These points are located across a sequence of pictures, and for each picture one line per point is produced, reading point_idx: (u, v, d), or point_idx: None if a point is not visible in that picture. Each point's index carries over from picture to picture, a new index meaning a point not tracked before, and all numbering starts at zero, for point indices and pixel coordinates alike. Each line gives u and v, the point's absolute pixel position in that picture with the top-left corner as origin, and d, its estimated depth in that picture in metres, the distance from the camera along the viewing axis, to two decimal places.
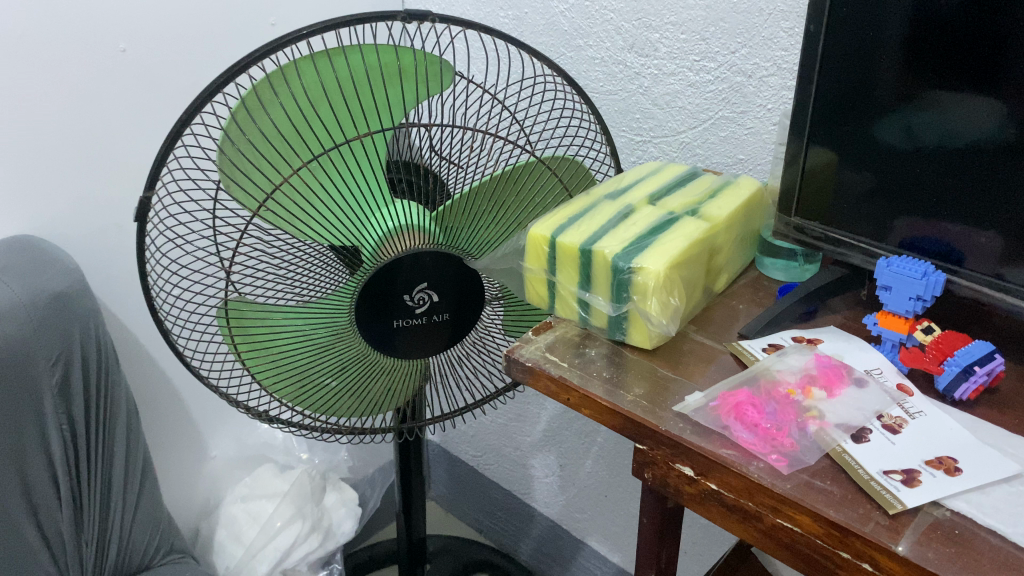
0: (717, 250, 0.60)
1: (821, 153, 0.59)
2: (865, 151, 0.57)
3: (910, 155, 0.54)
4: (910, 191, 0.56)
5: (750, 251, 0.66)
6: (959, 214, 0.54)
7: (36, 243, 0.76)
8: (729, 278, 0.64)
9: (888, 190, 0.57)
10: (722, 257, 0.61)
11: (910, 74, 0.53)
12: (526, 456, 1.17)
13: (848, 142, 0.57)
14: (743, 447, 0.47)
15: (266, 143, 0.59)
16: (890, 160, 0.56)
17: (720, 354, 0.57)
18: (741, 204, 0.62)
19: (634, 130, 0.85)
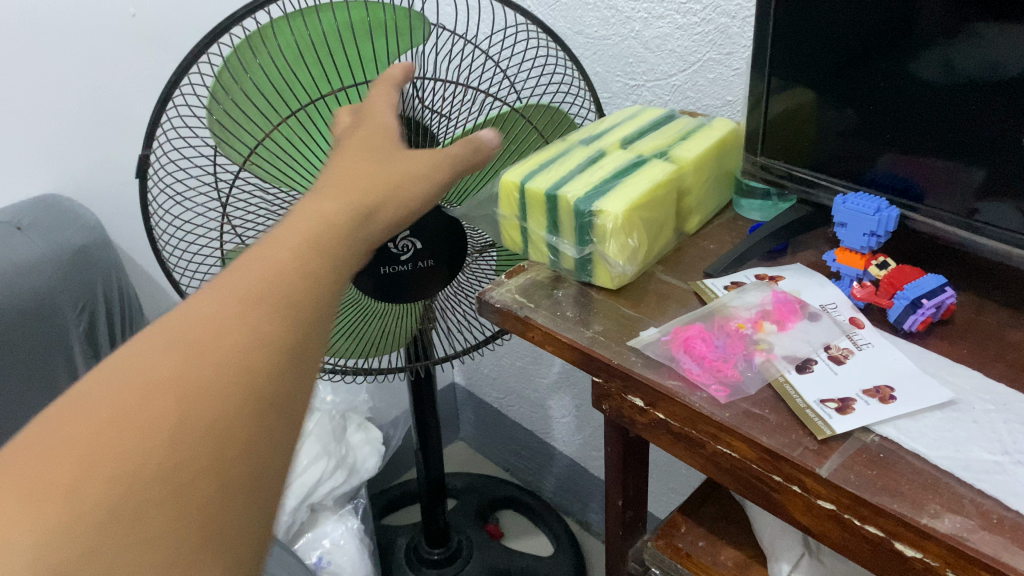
0: (686, 192, 0.62)
1: (803, 92, 0.59)
2: (861, 92, 0.56)
3: (943, 91, 0.52)
4: (906, 128, 0.55)
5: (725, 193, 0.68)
6: (948, 151, 0.53)
7: (60, 201, 0.82)
8: (702, 221, 0.66)
9: (866, 129, 0.57)
10: (692, 198, 0.63)
11: (951, 6, 0.49)
12: (545, 398, 1.21)
13: (841, 82, 0.56)
14: (689, 379, 0.50)
15: (253, 102, 0.62)
16: (886, 101, 0.55)
17: (685, 293, 0.59)
18: (712, 146, 0.63)
19: (628, 75, 0.86)
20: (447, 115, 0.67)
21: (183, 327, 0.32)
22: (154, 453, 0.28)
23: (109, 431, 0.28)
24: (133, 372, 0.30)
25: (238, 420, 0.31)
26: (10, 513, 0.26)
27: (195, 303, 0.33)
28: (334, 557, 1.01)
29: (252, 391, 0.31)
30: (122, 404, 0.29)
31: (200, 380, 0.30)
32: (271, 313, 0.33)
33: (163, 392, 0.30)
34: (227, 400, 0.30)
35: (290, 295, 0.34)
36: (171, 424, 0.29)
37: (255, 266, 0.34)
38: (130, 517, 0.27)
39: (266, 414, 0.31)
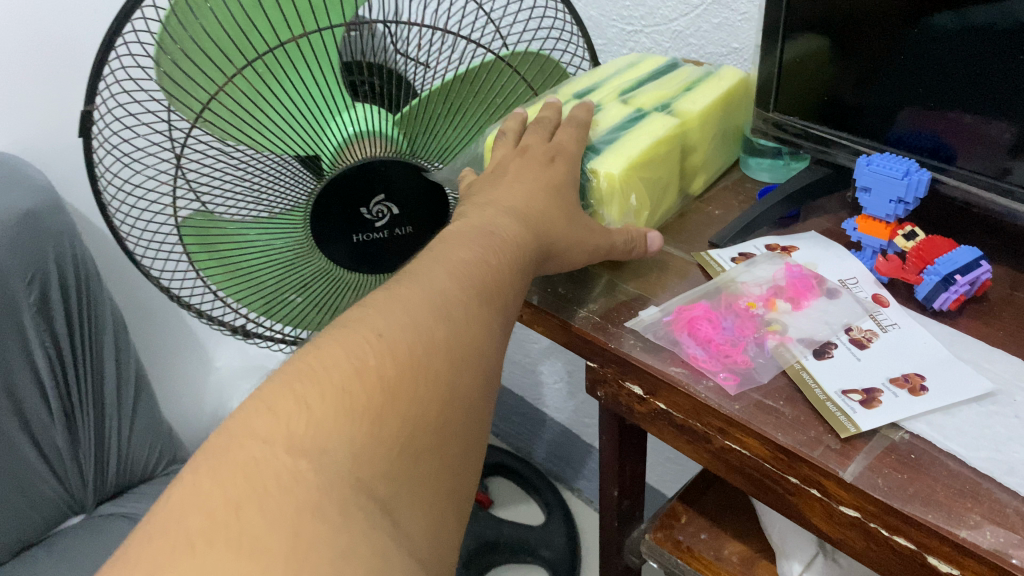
0: (692, 149, 0.56)
1: (814, 42, 0.53)
2: (870, 43, 0.50)
3: (955, 40, 0.46)
4: (923, 82, 0.49)
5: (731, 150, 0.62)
6: (973, 106, 0.47)
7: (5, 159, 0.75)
8: (707, 181, 0.60)
9: (883, 83, 0.51)
10: (698, 155, 0.56)
11: None
12: (536, 363, 1.16)
13: (847, 31, 0.51)
14: (694, 365, 0.44)
15: (205, 52, 0.55)
16: (897, 52, 0.49)
17: (687, 265, 0.53)
18: (720, 97, 0.57)
19: (625, 19, 0.79)
20: (424, 62, 0.61)
21: (432, 298, 0.37)
22: (430, 403, 0.34)
23: (403, 378, 0.33)
24: (404, 327, 0.35)
25: (475, 394, 0.36)
26: (330, 427, 0.31)
27: (434, 278, 0.39)
28: None
29: (483, 372, 0.37)
30: (404, 353, 0.34)
31: (456, 351, 0.36)
32: (482, 307, 0.39)
33: (434, 355, 0.35)
34: (471, 373, 0.36)
35: (497, 297, 0.40)
36: (443, 385, 0.34)
37: (472, 266, 0.40)
38: (414, 451, 0.32)
39: (487, 391, 0.38)
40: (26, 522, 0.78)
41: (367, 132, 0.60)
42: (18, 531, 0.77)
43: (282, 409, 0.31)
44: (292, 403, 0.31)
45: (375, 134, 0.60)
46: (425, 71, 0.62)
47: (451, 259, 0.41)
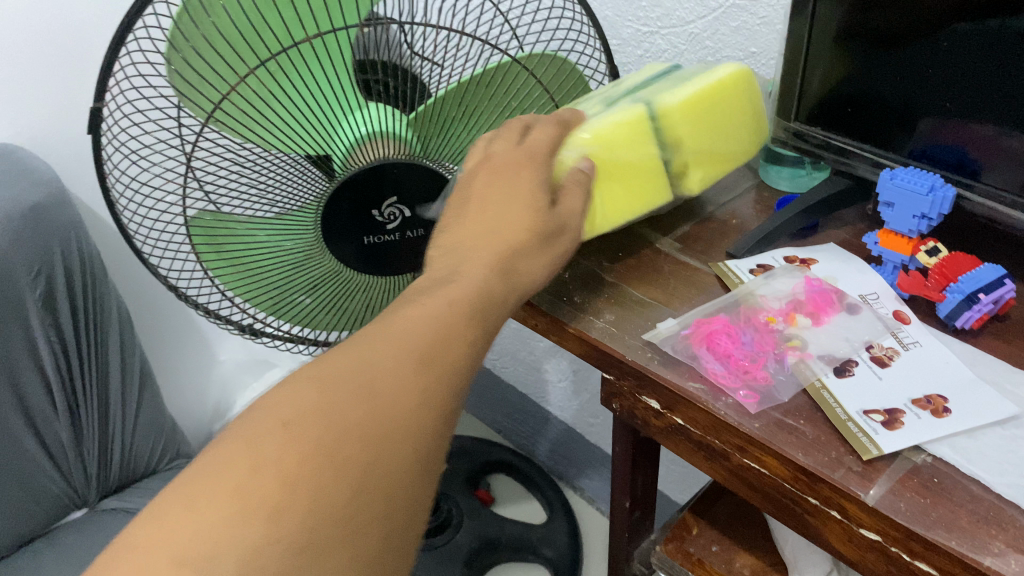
0: (676, 142, 0.52)
1: (831, 54, 0.52)
2: (886, 53, 0.50)
3: (968, 47, 0.46)
4: (938, 93, 0.48)
5: (744, 151, 0.58)
6: (990, 117, 0.47)
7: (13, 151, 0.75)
8: (707, 178, 0.56)
9: (901, 94, 0.50)
10: (687, 148, 0.53)
11: None
12: (540, 361, 1.16)
13: (863, 42, 0.50)
14: (713, 381, 0.44)
15: (219, 49, 0.54)
16: (911, 61, 0.49)
17: (705, 275, 0.52)
18: (714, 86, 0.53)
19: (640, 20, 0.78)
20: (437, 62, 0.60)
21: (361, 370, 0.35)
22: (338, 493, 0.32)
23: (308, 466, 0.32)
24: (317, 410, 0.33)
25: (406, 473, 0.34)
26: (218, 533, 0.30)
27: (370, 345, 0.37)
28: None
29: (419, 448, 0.35)
30: (317, 438, 0.33)
31: (379, 431, 0.34)
32: (428, 371, 0.37)
33: (347, 442, 0.33)
34: (396, 453, 0.34)
35: (447, 361, 0.37)
36: (353, 476, 0.32)
37: (423, 329, 0.38)
38: (316, 549, 0.31)
39: (426, 467, 0.36)
40: (28, 517, 0.77)
41: (380, 132, 0.59)
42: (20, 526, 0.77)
43: (170, 513, 0.30)
44: (177, 508, 0.30)
45: (388, 135, 0.59)
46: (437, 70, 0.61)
47: (400, 316, 0.39)
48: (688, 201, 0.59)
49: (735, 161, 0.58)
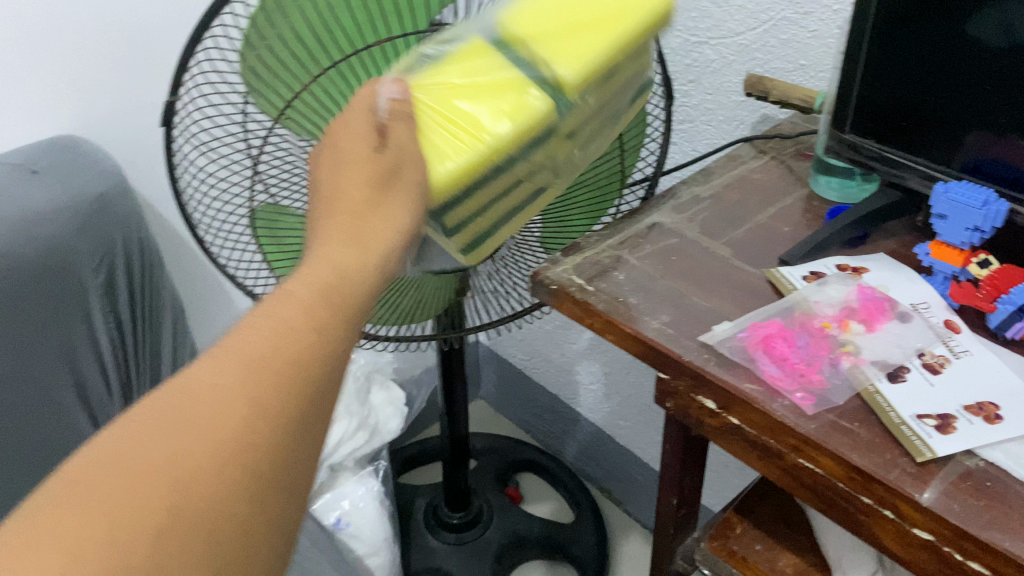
0: (527, 42, 0.45)
1: (872, 70, 0.54)
2: (925, 67, 0.52)
3: (1004, 56, 0.48)
4: (978, 103, 0.50)
5: (619, 34, 0.47)
6: None
7: (78, 143, 0.77)
8: (580, 70, 0.45)
9: (943, 106, 0.52)
10: (520, 45, 0.46)
11: None
12: (572, 363, 1.18)
13: (902, 56, 0.52)
14: (770, 383, 0.45)
15: (292, 48, 0.56)
16: (949, 72, 0.51)
17: (758, 280, 0.54)
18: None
19: (690, 30, 0.79)
20: None
21: (177, 398, 0.32)
22: (137, 538, 0.28)
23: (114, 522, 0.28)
24: (126, 449, 0.30)
25: (235, 504, 0.31)
26: None
27: (192, 372, 0.33)
28: (353, 518, 0.98)
29: (245, 484, 0.32)
30: (124, 491, 0.29)
31: (194, 462, 0.31)
32: (276, 386, 0.33)
33: (151, 483, 0.30)
34: (214, 483, 0.31)
35: (292, 376, 0.34)
36: (155, 521, 0.29)
37: (257, 338, 0.34)
38: None
39: (262, 496, 0.32)
40: None
41: None
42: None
43: None
44: None
45: None
46: None
47: (252, 318, 0.35)
48: (738, 208, 0.61)
49: (606, 55, 0.46)
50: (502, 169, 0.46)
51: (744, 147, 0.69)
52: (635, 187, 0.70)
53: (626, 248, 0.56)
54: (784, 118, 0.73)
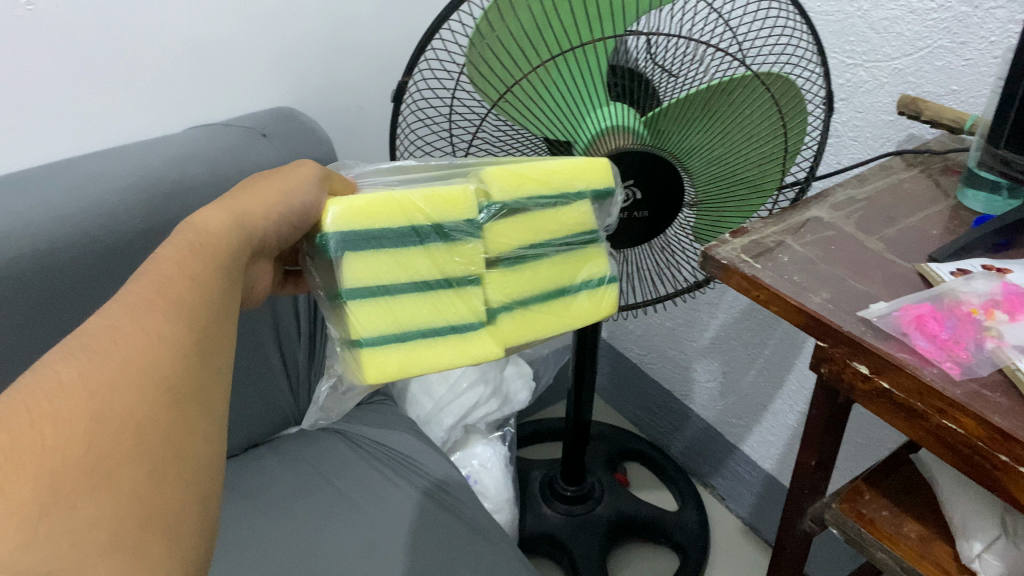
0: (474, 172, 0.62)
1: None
2: None
3: None
4: None
5: (564, 181, 0.63)
6: None
7: (293, 115, 0.92)
8: (508, 183, 0.61)
9: None
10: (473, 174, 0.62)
11: None
12: (690, 360, 1.25)
13: None
14: (921, 354, 0.52)
15: (514, 43, 0.65)
16: None
17: (909, 272, 0.60)
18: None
19: (846, 53, 0.86)
20: (672, 73, 0.69)
21: (73, 350, 0.37)
22: (76, 427, 0.33)
23: (105, 409, 0.34)
24: (35, 387, 0.34)
25: (154, 409, 0.36)
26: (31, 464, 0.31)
27: (88, 324, 0.39)
28: (481, 477, 1.10)
29: (193, 371, 0.39)
30: (54, 397, 0.33)
31: (107, 376, 0.35)
32: (164, 315, 0.40)
33: (71, 394, 0.34)
34: (141, 388, 0.36)
35: (161, 322, 0.39)
36: (86, 414, 0.33)
37: (129, 301, 0.41)
38: (151, 459, 0.34)
39: (179, 406, 0.37)
40: (260, 420, 0.98)
41: (618, 126, 0.70)
42: (256, 427, 0.98)
43: None
44: None
45: (625, 129, 0.70)
46: (671, 80, 0.70)
47: (117, 299, 0.41)
48: (890, 211, 0.68)
49: (540, 179, 0.62)
50: (400, 222, 0.59)
51: (895, 160, 0.76)
52: (788, 189, 0.77)
53: (789, 235, 0.65)
54: (934, 138, 0.79)
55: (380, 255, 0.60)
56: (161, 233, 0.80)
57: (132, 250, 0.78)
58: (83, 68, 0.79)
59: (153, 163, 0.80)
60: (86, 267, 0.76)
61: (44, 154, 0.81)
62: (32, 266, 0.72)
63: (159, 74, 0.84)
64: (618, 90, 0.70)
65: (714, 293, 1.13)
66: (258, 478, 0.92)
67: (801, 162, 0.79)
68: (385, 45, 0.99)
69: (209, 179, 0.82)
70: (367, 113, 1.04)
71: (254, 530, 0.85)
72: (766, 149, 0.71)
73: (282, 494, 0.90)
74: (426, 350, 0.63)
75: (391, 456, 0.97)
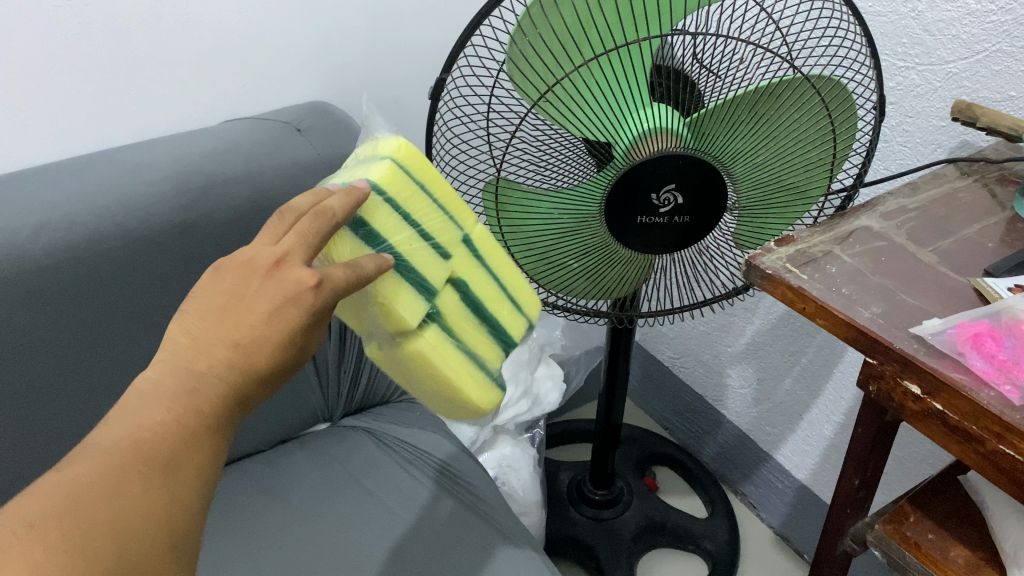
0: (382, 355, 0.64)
1: None
2: None
3: None
4: None
5: None
6: None
7: (331, 109, 0.91)
8: None
9: None
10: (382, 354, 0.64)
11: None
12: (724, 365, 1.23)
13: None
14: (977, 375, 0.50)
15: (556, 40, 0.63)
16: None
17: (963, 287, 0.58)
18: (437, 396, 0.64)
19: (898, 55, 0.83)
20: (716, 74, 0.67)
21: (106, 472, 0.41)
22: (100, 553, 0.38)
23: (128, 542, 0.40)
24: (68, 514, 0.38)
25: (162, 541, 0.41)
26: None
27: (137, 428, 0.43)
28: (509, 479, 1.08)
29: (201, 499, 0.44)
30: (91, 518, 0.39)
31: (136, 501, 0.41)
32: (204, 436, 0.45)
33: (96, 537, 0.39)
34: (160, 518, 0.41)
35: (183, 451, 0.43)
36: (108, 561, 0.39)
37: (160, 412, 0.43)
38: None
39: (182, 533, 0.43)
40: (287, 414, 0.97)
41: (661, 127, 0.66)
42: (282, 422, 0.98)
43: None
44: None
45: (667, 131, 0.66)
46: (714, 81, 0.68)
47: (172, 387, 0.45)
48: (944, 222, 0.65)
49: None
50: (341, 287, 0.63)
51: (948, 169, 0.73)
52: (835, 196, 0.75)
53: (838, 245, 0.62)
54: (989, 145, 0.76)
55: None
56: (190, 227, 0.79)
57: (164, 243, 0.78)
58: (120, 59, 0.78)
59: (186, 154, 0.80)
60: (118, 260, 0.76)
61: (81, 145, 0.81)
62: (65, 257, 0.72)
63: (194, 67, 0.83)
64: (661, 92, 0.67)
65: (751, 299, 1.11)
66: (285, 476, 0.92)
67: (850, 168, 0.76)
68: (423, 40, 0.98)
69: (243, 175, 0.81)
70: (404, 109, 1.02)
71: (282, 528, 0.84)
72: (815, 154, 0.70)
73: (308, 491, 0.90)
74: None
75: (416, 455, 0.96)
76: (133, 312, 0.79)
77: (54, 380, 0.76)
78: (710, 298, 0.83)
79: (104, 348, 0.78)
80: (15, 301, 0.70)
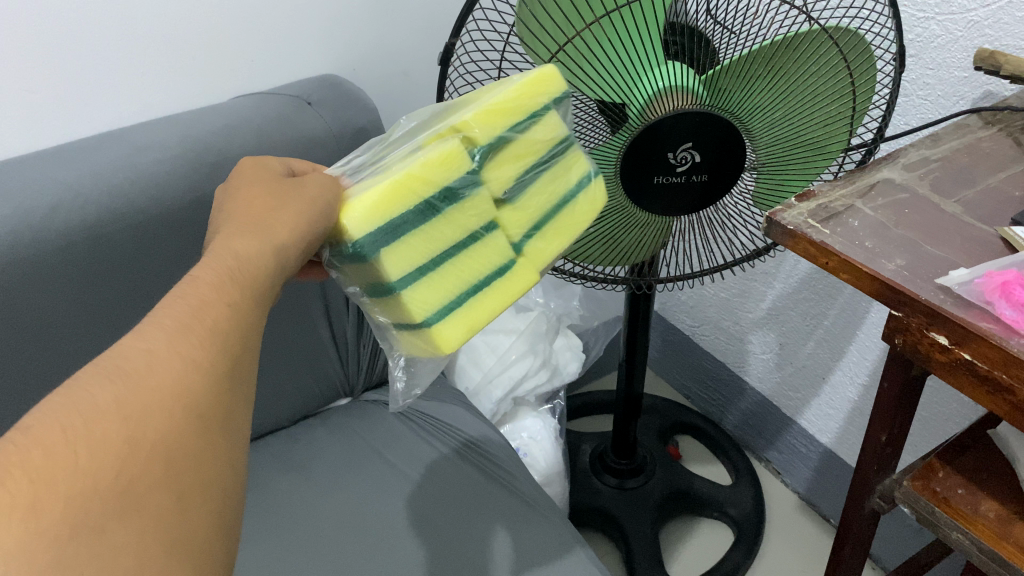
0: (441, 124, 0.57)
1: None
2: None
3: None
4: None
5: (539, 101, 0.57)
6: None
7: (342, 82, 0.90)
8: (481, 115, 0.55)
9: None
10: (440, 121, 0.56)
11: None
12: (745, 332, 1.22)
13: None
14: (1007, 325, 0.48)
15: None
16: None
17: (989, 236, 0.57)
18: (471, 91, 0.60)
19: (918, 6, 0.82)
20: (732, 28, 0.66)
21: (106, 374, 0.38)
22: (114, 444, 0.35)
23: (145, 435, 0.36)
24: (73, 411, 0.35)
25: (184, 436, 0.38)
26: (66, 475, 0.33)
27: (123, 346, 0.40)
28: (531, 450, 1.08)
29: (223, 398, 0.42)
30: (104, 412, 0.36)
31: (139, 403, 0.37)
32: (210, 332, 0.42)
33: (108, 433, 0.35)
34: (174, 416, 0.38)
35: (193, 351, 0.41)
36: (124, 450, 0.35)
37: (165, 321, 0.42)
38: (178, 490, 0.37)
39: (205, 429, 0.40)
40: (310, 391, 0.98)
41: (676, 85, 0.65)
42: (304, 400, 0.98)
43: None
44: None
45: (683, 89, 0.65)
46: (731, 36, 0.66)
47: (157, 316, 0.42)
48: (967, 172, 0.64)
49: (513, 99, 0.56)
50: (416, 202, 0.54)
51: (972, 119, 0.71)
52: (854, 152, 0.73)
53: (860, 199, 0.61)
54: (1013, 93, 0.74)
55: (407, 242, 0.55)
56: (202, 203, 0.79)
57: (176, 219, 0.78)
58: (127, 38, 0.78)
59: (198, 131, 0.80)
60: (133, 237, 0.76)
61: (93, 126, 0.81)
62: (80, 236, 0.72)
63: (203, 44, 0.83)
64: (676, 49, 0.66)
65: (771, 263, 1.10)
66: (307, 450, 0.92)
67: (871, 122, 0.74)
68: (432, 10, 0.96)
69: (254, 148, 0.81)
70: (413, 80, 1.02)
71: (305, 502, 0.85)
72: (833, 107, 0.67)
73: (329, 464, 0.90)
74: (482, 302, 0.60)
75: (440, 429, 0.95)
76: (150, 289, 0.79)
77: (73, 360, 0.76)
78: (729, 261, 0.82)
79: (120, 327, 0.79)
80: (32, 280, 0.71)
